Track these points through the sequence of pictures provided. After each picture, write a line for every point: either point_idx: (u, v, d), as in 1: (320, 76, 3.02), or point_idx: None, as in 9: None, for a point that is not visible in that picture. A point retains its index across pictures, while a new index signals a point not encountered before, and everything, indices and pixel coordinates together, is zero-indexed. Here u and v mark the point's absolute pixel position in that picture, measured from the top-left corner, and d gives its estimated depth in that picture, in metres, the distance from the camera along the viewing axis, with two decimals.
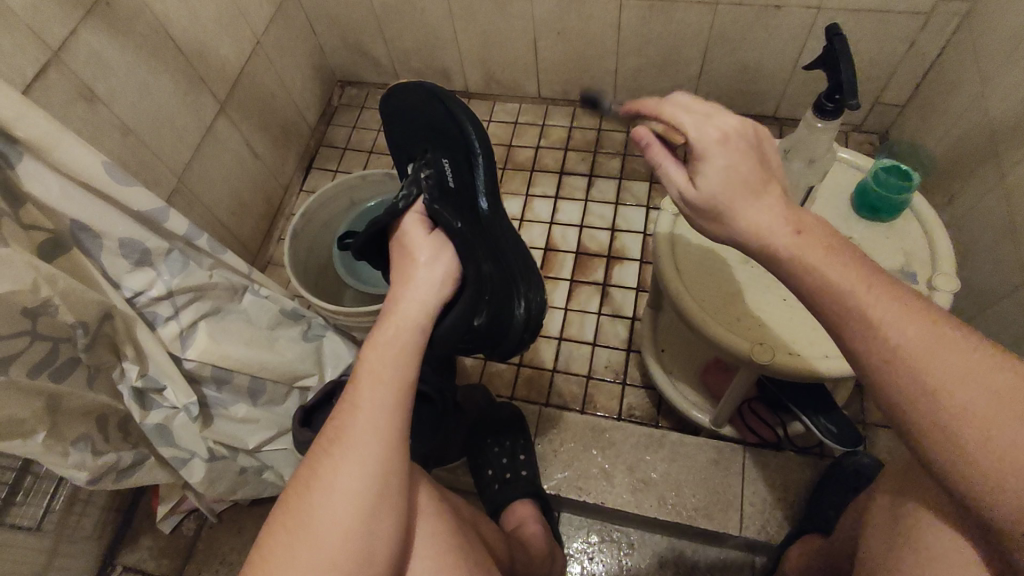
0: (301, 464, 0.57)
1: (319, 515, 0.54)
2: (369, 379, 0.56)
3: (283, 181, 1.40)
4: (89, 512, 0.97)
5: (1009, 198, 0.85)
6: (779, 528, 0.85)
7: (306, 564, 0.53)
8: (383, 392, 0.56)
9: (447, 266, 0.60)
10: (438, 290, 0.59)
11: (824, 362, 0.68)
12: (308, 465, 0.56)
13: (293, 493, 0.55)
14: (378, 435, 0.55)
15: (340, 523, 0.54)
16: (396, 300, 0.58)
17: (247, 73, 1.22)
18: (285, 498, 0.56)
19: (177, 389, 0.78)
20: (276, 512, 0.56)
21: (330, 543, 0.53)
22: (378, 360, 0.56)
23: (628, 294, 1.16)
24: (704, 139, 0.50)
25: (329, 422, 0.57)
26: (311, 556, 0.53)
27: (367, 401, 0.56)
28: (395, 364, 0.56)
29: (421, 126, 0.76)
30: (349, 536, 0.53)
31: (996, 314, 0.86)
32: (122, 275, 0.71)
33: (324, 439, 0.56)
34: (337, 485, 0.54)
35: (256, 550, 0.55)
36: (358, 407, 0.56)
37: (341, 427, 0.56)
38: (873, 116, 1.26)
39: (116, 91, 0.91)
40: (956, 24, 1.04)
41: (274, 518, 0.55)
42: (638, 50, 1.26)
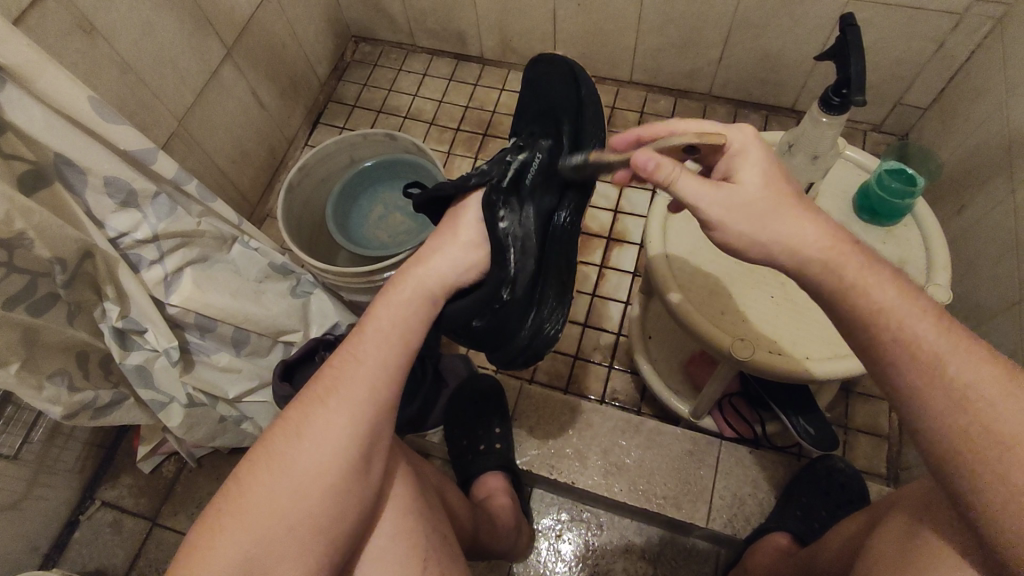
0: (291, 406, 0.56)
1: (302, 462, 0.53)
2: (373, 335, 0.57)
3: (288, 134, 1.38)
4: (70, 446, 0.98)
5: (1017, 214, 0.83)
6: (746, 524, 0.84)
7: (282, 511, 0.52)
8: (387, 351, 0.57)
9: (477, 258, 0.61)
10: (460, 272, 0.61)
11: (805, 363, 0.67)
12: (297, 409, 0.56)
13: (277, 435, 0.55)
14: (375, 393, 0.56)
15: (323, 474, 0.53)
16: (417, 266, 0.61)
17: (257, 19, 1.19)
18: (267, 439, 0.55)
19: (157, 332, 0.78)
20: (256, 451, 0.55)
21: (310, 491, 0.53)
22: (388, 318, 0.58)
23: (624, 278, 1.15)
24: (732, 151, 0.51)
25: (328, 369, 0.57)
26: (289, 500, 0.53)
27: (371, 355, 0.57)
28: (404, 326, 0.58)
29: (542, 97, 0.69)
30: (329, 488, 0.54)
31: (989, 331, 0.84)
32: (106, 214, 0.71)
33: (318, 387, 0.56)
34: (325, 435, 0.54)
35: (229, 486, 0.54)
36: (359, 361, 0.56)
37: (340, 377, 0.56)
38: (893, 117, 1.22)
39: (117, 26, 0.90)
40: (988, 27, 1.00)
41: (256, 457, 0.54)
42: (659, 28, 1.22)
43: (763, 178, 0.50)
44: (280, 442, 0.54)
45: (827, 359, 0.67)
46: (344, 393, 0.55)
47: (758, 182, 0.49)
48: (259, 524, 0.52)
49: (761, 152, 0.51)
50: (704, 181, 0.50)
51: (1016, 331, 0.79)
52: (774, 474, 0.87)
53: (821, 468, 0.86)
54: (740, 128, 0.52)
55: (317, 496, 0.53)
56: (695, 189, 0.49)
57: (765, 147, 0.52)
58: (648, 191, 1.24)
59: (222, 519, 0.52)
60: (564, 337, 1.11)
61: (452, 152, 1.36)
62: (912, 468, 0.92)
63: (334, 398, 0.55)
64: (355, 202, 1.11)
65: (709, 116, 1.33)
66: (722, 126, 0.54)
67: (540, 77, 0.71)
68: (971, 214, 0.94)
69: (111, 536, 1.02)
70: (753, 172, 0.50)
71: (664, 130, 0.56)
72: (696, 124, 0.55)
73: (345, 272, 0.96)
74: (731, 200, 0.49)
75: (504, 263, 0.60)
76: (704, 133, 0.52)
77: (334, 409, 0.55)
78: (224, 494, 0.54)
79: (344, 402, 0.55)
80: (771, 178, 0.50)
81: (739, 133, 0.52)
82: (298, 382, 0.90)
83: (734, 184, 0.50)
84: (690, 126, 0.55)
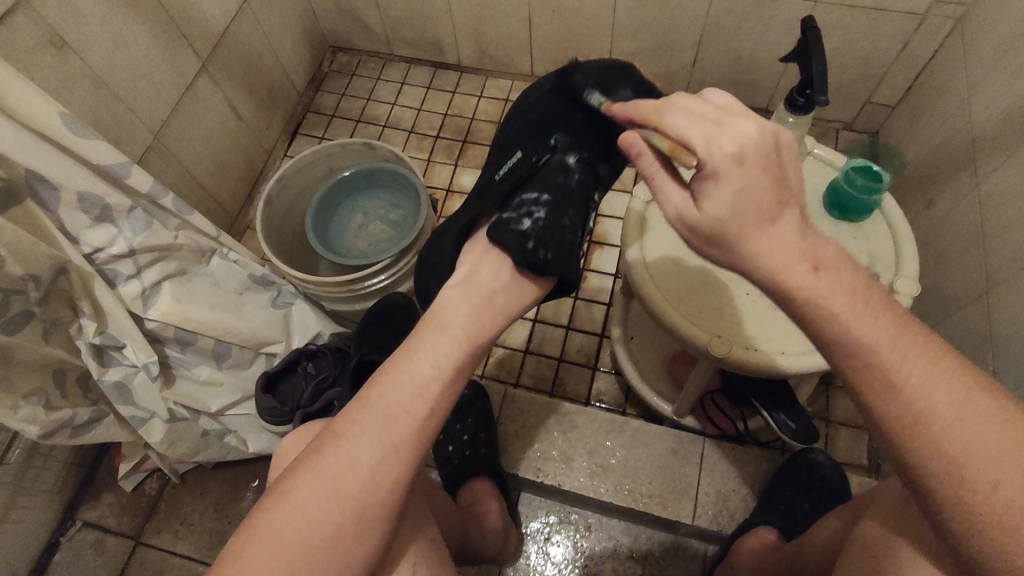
0: (344, 435, 0.49)
1: (353, 495, 0.48)
2: (432, 360, 0.51)
3: (267, 145, 1.37)
4: (50, 466, 0.97)
5: (982, 206, 0.85)
6: (731, 520, 0.85)
7: (337, 551, 0.47)
8: (450, 378, 0.52)
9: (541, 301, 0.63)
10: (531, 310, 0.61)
11: (782, 356, 0.68)
12: (357, 441, 0.49)
13: (323, 468, 0.48)
14: (436, 422, 0.51)
15: (384, 509, 0.49)
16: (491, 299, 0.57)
17: (232, 31, 1.19)
18: (306, 467, 0.48)
19: (137, 347, 0.77)
20: (296, 481, 0.48)
21: (369, 528, 0.48)
22: (450, 343, 0.53)
23: (606, 280, 1.16)
24: (714, 154, 0.41)
25: (396, 397, 0.50)
26: (347, 537, 0.48)
27: (447, 386, 0.51)
28: (466, 351, 0.53)
29: (600, 142, 0.67)
30: (384, 521, 0.49)
31: (959, 321, 0.87)
32: (81, 230, 0.71)
33: (371, 414, 0.49)
34: (380, 467, 0.48)
35: (265, 525, 0.47)
36: (421, 387, 0.50)
37: (412, 409, 0.50)
38: (863, 116, 1.25)
39: (89, 41, 0.89)
40: (950, 26, 1.02)
41: (301, 492, 0.47)
42: (633, 33, 1.23)
43: (732, 202, 0.41)
44: (329, 477, 0.48)
45: (803, 351, 0.69)
46: (405, 425, 0.49)
47: (727, 207, 0.42)
48: (305, 564, 0.46)
49: (738, 178, 0.41)
50: (677, 193, 0.45)
51: (985, 321, 0.81)
52: (757, 469, 0.88)
53: (802, 462, 0.87)
54: (716, 137, 0.41)
55: (373, 528, 0.49)
56: (671, 200, 0.46)
57: (747, 156, 0.40)
58: (626, 193, 1.25)
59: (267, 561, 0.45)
60: (548, 340, 1.11)
61: (432, 159, 1.37)
62: (891, 459, 0.93)
63: (394, 427, 0.49)
64: (334, 211, 1.11)
65: None
66: (714, 129, 0.42)
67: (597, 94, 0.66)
68: (938, 209, 0.96)
69: (93, 557, 1.00)
70: (717, 200, 0.42)
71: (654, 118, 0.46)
72: (684, 115, 0.44)
73: (324, 282, 0.96)
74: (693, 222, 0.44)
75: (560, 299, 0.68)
76: (678, 139, 0.44)
77: (388, 440, 0.49)
78: (255, 534, 0.46)
79: (405, 434, 0.49)
80: (751, 198, 0.41)
81: (716, 148, 0.41)
82: (281, 393, 0.92)
83: (699, 211, 0.43)
84: (676, 116, 0.44)
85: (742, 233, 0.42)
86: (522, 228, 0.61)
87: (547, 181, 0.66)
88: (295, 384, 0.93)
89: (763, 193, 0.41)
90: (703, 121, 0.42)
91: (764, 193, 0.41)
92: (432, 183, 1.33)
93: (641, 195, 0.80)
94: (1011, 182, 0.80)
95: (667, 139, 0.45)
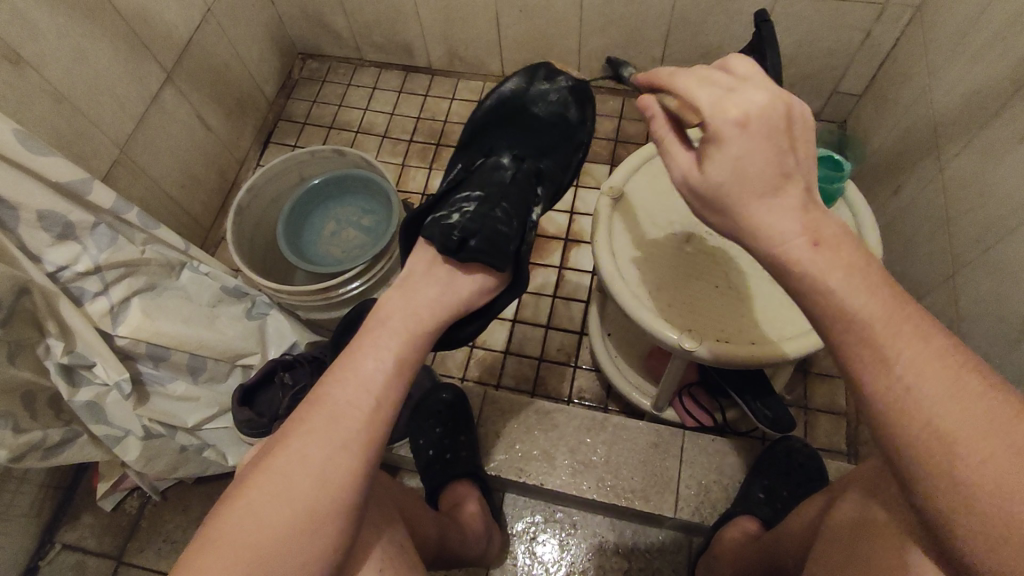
0: (293, 434, 0.50)
1: (308, 494, 0.48)
2: (370, 354, 0.52)
3: (238, 155, 1.36)
4: (25, 490, 0.95)
5: (945, 190, 0.86)
6: (713, 510, 0.86)
7: (293, 551, 0.47)
8: (395, 372, 0.52)
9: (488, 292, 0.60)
10: (480, 298, 0.59)
11: (749, 348, 0.69)
12: (306, 437, 0.49)
13: (274, 468, 0.49)
14: (381, 414, 0.51)
15: (336, 507, 0.49)
16: (424, 286, 0.57)
17: (197, 41, 1.17)
18: (261, 472, 0.49)
19: (107, 366, 0.76)
20: (248, 484, 0.49)
21: (323, 526, 0.48)
22: (393, 338, 0.53)
23: (583, 277, 1.16)
24: (723, 121, 0.44)
25: (340, 393, 0.50)
26: (299, 535, 0.47)
27: (389, 383, 0.52)
28: (410, 345, 0.53)
29: (532, 140, 0.69)
30: (341, 519, 0.49)
31: (928, 303, 0.88)
32: (43, 249, 0.70)
33: (318, 412, 0.50)
34: (326, 464, 0.49)
35: (219, 524, 0.48)
36: (366, 384, 0.51)
37: (354, 404, 0.50)
38: (831, 105, 1.26)
39: (46, 55, 0.88)
40: (909, 15, 1.04)
41: (252, 492, 0.48)
42: (601, 31, 1.24)
43: (733, 173, 0.44)
44: (278, 474, 0.48)
45: (773, 341, 0.69)
46: (353, 422, 0.50)
47: (727, 178, 0.44)
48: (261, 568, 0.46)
49: (741, 142, 0.43)
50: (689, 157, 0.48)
51: (952, 302, 0.82)
52: (737, 459, 0.89)
53: (781, 450, 0.88)
54: (722, 115, 0.44)
55: (327, 527, 0.48)
56: (680, 164, 0.49)
57: (753, 124, 0.43)
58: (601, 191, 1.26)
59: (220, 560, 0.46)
60: (528, 340, 1.11)
61: (407, 164, 1.36)
62: (868, 443, 0.95)
63: (342, 426, 0.49)
64: (305, 220, 1.10)
65: None
66: (724, 95, 0.45)
67: (521, 115, 0.70)
68: (905, 194, 0.98)
69: None
70: (723, 164, 0.44)
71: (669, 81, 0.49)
72: (705, 81, 0.46)
73: (297, 291, 0.95)
74: (697, 189, 0.47)
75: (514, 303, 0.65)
76: (686, 100, 0.47)
77: (335, 435, 0.49)
78: (214, 532, 0.47)
79: (353, 429, 0.50)
80: (754, 170, 0.43)
81: (722, 112, 0.44)
82: (260, 406, 0.89)
83: (703, 176, 0.46)
84: (695, 84, 0.46)
85: (745, 200, 0.44)
86: (449, 220, 0.60)
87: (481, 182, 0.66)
88: (274, 396, 0.91)
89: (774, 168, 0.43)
90: (736, 80, 0.45)
91: (770, 158, 0.43)
92: (407, 187, 1.33)
93: (608, 192, 0.80)
94: (971, 166, 0.81)
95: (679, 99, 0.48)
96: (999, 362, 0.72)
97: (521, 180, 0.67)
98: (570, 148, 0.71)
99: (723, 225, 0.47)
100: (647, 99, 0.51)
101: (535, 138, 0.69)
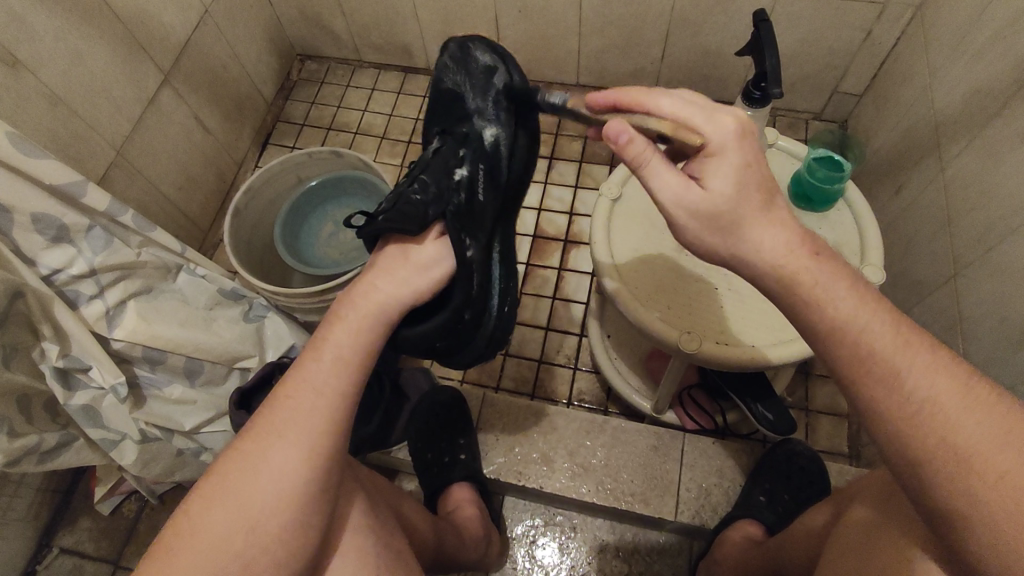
0: (241, 433, 0.52)
1: (256, 494, 0.50)
2: (315, 357, 0.54)
3: (236, 157, 1.36)
4: (22, 494, 0.94)
5: (947, 190, 0.86)
6: (714, 513, 0.85)
7: (236, 548, 0.49)
8: (346, 378, 0.53)
9: (431, 277, 0.58)
10: (416, 288, 0.57)
11: (749, 349, 0.69)
12: (250, 438, 0.51)
13: (220, 468, 0.51)
14: (321, 414, 0.52)
15: (278, 505, 0.50)
16: (367, 282, 0.57)
17: (194, 43, 1.17)
18: (213, 471, 0.51)
19: (103, 369, 0.75)
20: (201, 484, 0.51)
21: (266, 525, 0.50)
22: (338, 340, 0.54)
23: (583, 279, 1.16)
24: (722, 133, 0.47)
25: (280, 395, 0.52)
26: (242, 533, 0.49)
27: (329, 383, 0.53)
28: (353, 346, 0.54)
29: (453, 104, 0.66)
30: (285, 519, 0.50)
31: (930, 304, 0.88)
32: (37, 252, 0.69)
33: (265, 413, 0.52)
34: (270, 465, 0.50)
35: (175, 520, 0.50)
36: (315, 390, 0.52)
37: (292, 404, 0.52)
38: (831, 105, 1.26)
39: (42, 57, 0.87)
40: (910, 14, 1.03)
41: (202, 491, 0.50)
42: (600, 31, 1.23)
43: (736, 185, 0.46)
44: (225, 473, 0.50)
45: (772, 343, 0.69)
46: (294, 422, 0.51)
47: (729, 188, 0.46)
48: (209, 567, 0.48)
49: (745, 161, 0.46)
50: (674, 175, 0.47)
51: (954, 304, 0.82)
52: (738, 463, 0.88)
53: (782, 452, 0.87)
54: (722, 119, 0.47)
55: (269, 526, 0.50)
56: (669, 182, 0.47)
57: (748, 136, 0.47)
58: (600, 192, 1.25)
59: (171, 555, 0.48)
60: (527, 342, 1.11)
61: (406, 166, 1.36)
62: (870, 445, 0.94)
63: (289, 429, 0.51)
64: (302, 221, 1.09)
65: None
66: (712, 112, 0.48)
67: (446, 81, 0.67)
68: (906, 195, 0.97)
69: None
70: (724, 176, 0.46)
71: (647, 108, 0.49)
72: (683, 103, 0.49)
73: (296, 293, 0.94)
74: (701, 205, 0.46)
75: (470, 285, 0.60)
76: (682, 123, 0.48)
77: (279, 436, 0.51)
78: (169, 528, 0.50)
79: (294, 429, 0.51)
80: (747, 179, 0.46)
81: (719, 126, 0.47)
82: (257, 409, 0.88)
83: (704, 188, 0.46)
84: (680, 107, 0.48)
85: (743, 217, 0.46)
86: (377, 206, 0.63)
87: (416, 165, 0.66)
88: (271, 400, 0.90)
89: (758, 179, 0.46)
90: (701, 106, 0.49)
91: (755, 174, 0.47)
92: None
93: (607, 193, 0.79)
94: (974, 166, 0.80)
95: (668, 122, 0.48)
96: (1001, 363, 0.71)
97: (444, 150, 0.64)
98: (498, 95, 0.64)
99: (723, 247, 0.47)
100: (622, 123, 0.47)
101: (455, 100, 0.66)
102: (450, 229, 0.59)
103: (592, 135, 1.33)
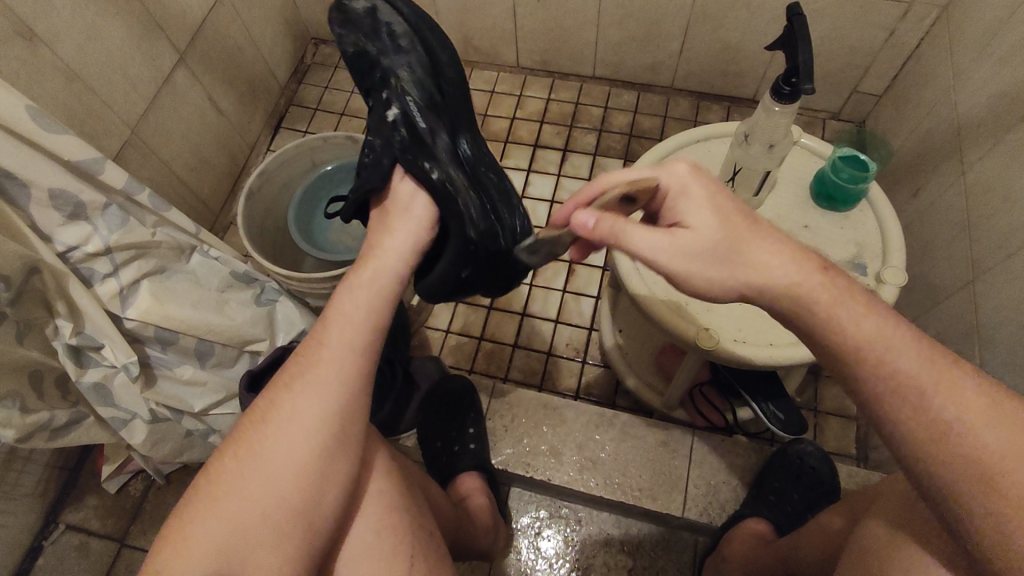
0: (261, 395, 0.54)
1: (272, 465, 0.51)
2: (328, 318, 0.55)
3: (249, 139, 1.35)
4: (30, 470, 0.94)
5: (968, 194, 0.85)
6: (722, 511, 0.85)
7: (256, 502, 0.50)
8: (351, 342, 0.54)
9: (416, 219, 0.60)
10: (409, 232, 0.59)
11: (767, 349, 0.68)
12: (269, 398, 0.53)
13: (242, 429, 0.53)
14: (333, 370, 0.53)
15: (295, 460, 0.51)
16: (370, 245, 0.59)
17: (210, 23, 1.16)
18: (229, 452, 0.52)
19: (115, 347, 0.75)
20: (224, 445, 0.53)
21: (283, 481, 0.51)
22: (349, 299, 0.55)
23: (594, 272, 1.15)
24: (676, 178, 0.52)
25: (296, 356, 0.54)
26: (260, 489, 0.50)
27: (339, 340, 0.54)
28: (362, 304, 0.55)
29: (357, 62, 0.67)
30: (303, 475, 0.51)
31: (945, 308, 0.87)
32: (53, 228, 0.69)
33: (284, 374, 0.54)
34: (288, 422, 0.52)
35: (200, 481, 0.52)
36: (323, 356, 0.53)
37: (307, 361, 0.53)
38: (850, 105, 1.24)
39: (60, 33, 0.87)
40: (935, 14, 1.02)
41: (225, 450, 0.52)
42: (618, 23, 1.22)
43: (715, 218, 0.49)
44: (245, 431, 0.52)
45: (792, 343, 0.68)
46: (308, 380, 0.53)
47: (711, 223, 0.49)
48: (231, 524, 0.49)
49: (711, 200, 0.51)
50: (657, 234, 0.49)
51: (971, 309, 0.81)
52: (747, 462, 0.88)
53: (792, 453, 0.87)
54: (671, 170, 0.52)
55: (287, 481, 0.51)
56: (650, 240, 0.49)
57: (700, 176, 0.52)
58: None
59: (196, 511, 0.50)
60: (537, 334, 1.10)
61: None
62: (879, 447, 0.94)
63: (298, 399, 0.52)
64: (315, 206, 1.09)
65: (673, 108, 1.34)
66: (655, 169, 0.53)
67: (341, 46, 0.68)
68: (925, 197, 0.96)
69: (77, 560, 0.99)
70: (699, 213, 0.50)
71: (596, 189, 0.55)
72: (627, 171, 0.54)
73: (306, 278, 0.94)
74: (688, 245, 0.49)
75: (457, 203, 0.60)
76: (635, 180, 0.53)
77: (296, 393, 0.52)
78: (195, 486, 0.51)
79: (309, 386, 0.52)
80: (721, 211, 0.50)
81: (671, 175, 0.52)
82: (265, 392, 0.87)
83: (688, 228, 0.50)
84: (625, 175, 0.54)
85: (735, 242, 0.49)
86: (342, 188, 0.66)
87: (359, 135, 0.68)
88: None
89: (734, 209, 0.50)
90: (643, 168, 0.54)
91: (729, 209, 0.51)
92: None
93: None
94: (997, 170, 0.79)
95: (623, 184, 0.53)
96: (1016, 369, 0.71)
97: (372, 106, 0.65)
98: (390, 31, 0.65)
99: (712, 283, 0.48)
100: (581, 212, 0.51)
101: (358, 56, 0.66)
102: (407, 165, 0.61)
103: (607, 127, 1.32)
